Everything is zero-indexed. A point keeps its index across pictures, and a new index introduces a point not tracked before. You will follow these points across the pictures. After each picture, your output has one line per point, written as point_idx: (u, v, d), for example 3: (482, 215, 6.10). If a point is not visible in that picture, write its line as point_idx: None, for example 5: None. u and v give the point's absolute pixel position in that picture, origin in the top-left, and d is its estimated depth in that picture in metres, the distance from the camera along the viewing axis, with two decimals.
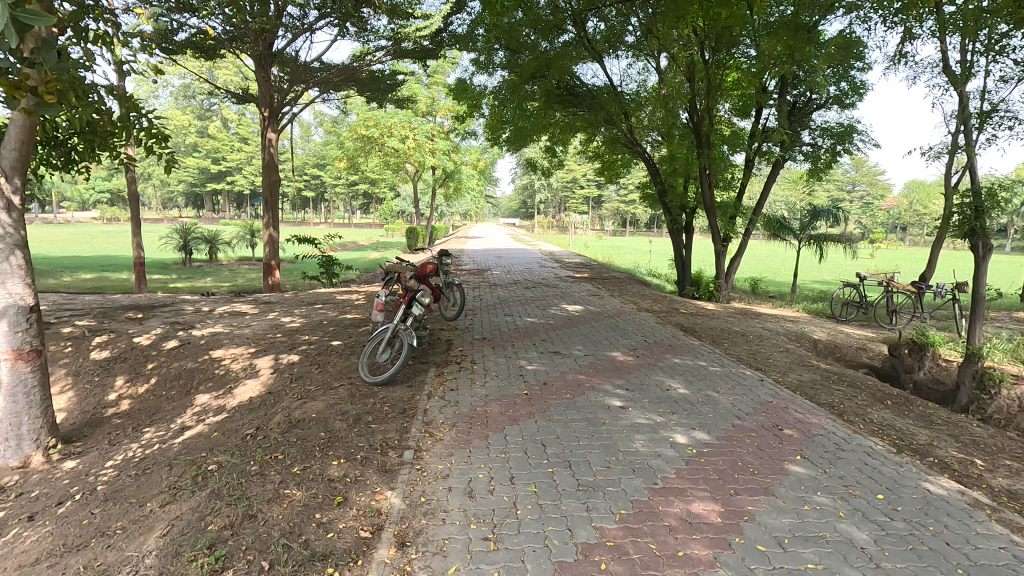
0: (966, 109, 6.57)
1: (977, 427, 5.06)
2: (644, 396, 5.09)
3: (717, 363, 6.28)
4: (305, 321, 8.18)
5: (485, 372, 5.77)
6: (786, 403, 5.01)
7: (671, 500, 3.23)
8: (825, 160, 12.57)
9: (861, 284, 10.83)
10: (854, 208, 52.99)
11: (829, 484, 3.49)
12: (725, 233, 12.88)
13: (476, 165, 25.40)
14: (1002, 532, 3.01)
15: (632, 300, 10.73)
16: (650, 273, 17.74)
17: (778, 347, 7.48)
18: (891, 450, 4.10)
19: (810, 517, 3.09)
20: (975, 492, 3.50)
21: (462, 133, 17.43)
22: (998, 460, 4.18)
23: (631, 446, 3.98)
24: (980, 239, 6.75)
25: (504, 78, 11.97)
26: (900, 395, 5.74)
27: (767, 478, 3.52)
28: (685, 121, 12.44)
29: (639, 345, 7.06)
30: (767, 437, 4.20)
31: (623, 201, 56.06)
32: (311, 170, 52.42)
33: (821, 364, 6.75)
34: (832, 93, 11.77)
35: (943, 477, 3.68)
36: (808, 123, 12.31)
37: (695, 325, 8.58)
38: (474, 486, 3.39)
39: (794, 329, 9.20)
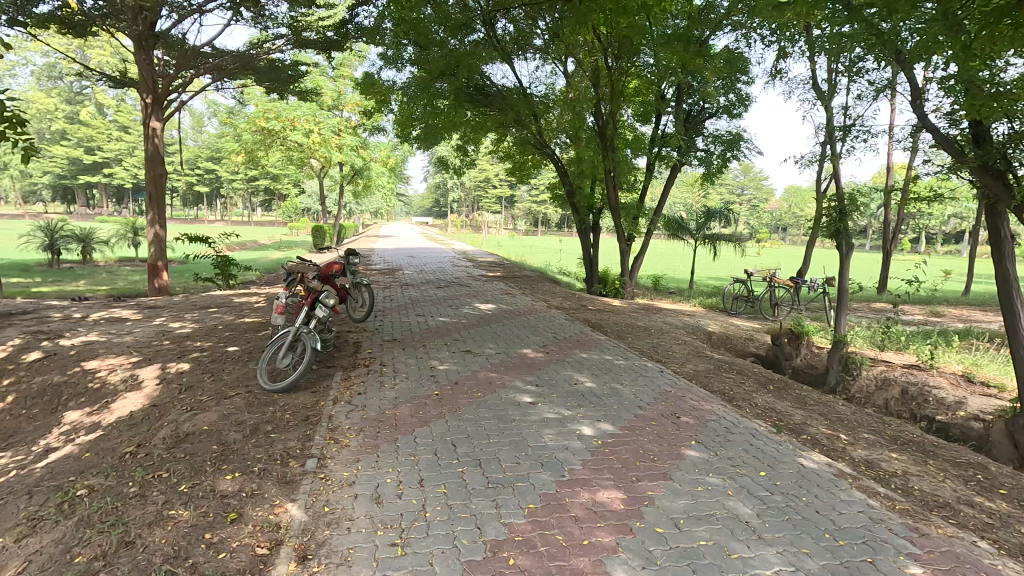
0: (831, 123, 7.35)
1: (842, 405, 5.70)
2: (553, 391, 5.22)
3: (622, 357, 6.57)
4: (198, 326, 7.56)
5: (394, 374, 5.65)
6: (682, 392, 5.35)
7: (577, 491, 3.34)
8: (716, 165, 13.55)
9: (748, 280, 11.78)
10: (743, 210, 57.67)
11: (720, 465, 3.77)
12: (629, 232, 13.54)
13: (386, 161, 24.81)
14: (861, 497, 3.42)
15: (543, 298, 10.99)
16: (561, 271, 18.24)
17: (676, 339, 7.97)
18: (772, 430, 4.52)
19: (703, 497, 3.32)
20: (840, 463, 3.94)
21: (372, 128, 16.95)
22: (859, 434, 4.74)
23: (540, 441, 4.07)
24: (844, 239, 7.55)
25: (413, 74, 11.81)
26: (780, 380, 6.34)
27: (665, 464, 3.74)
28: (591, 125, 12.86)
29: (549, 342, 7.23)
30: (665, 424, 4.46)
31: (535, 202, 57.25)
32: (204, 163, 48.58)
33: (713, 354, 7.29)
34: (721, 103, 12.70)
35: (814, 452, 4.11)
36: (701, 130, 13.21)
37: (602, 321, 8.93)
38: (381, 491, 3.30)
39: (691, 323, 9.86)
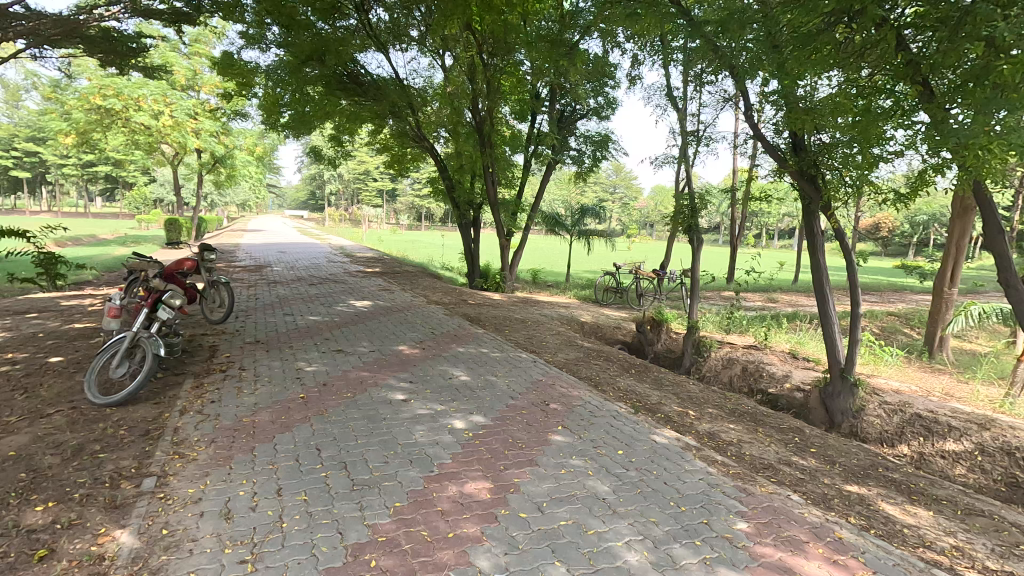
0: (682, 128, 8.05)
1: (693, 384, 6.31)
2: (427, 387, 5.18)
3: (498, 349, 6.69)
4: (10, 335, 6.43)
5: (255, 378, 5.25)
6: (553, 380, 5.58)
7: (445, 485, 3.34)
8: (588, 164, 14.27)
9: (617, 272, 12.59)
10: (616, 207, 61.53)
11: (582, 447, 3.98)
12: (508, 228, 13.83)
13: (252, 150, 22.95)
14: (702, 466, 3.81)
15: (422, 293, 10.86)
16: (444, 266, 18.17)
17: (551, 330, 8.30)
18: (631, 411, 4.87)
19: (565, 479, 3.49)
20: (686, 437, 4.35)
21: (233, 112, 15.54)
22: (704, 409, 5.28)
23: (411, 438, 4.01)
24: (694, 234, 8.34)
25: (278, 56, 11.01)
26: (642, 364, 6.86)
27: (532, 451, 3.87)
28: (469, 120, 12.90)
29: (426, 337, 7.16)
30: (535, 412, 4.62)
31: (418, 196, 56.38)
32: (24, 144, 41.42)
33: (584, 343, 7.69)
34: (591, 105, 13.38)
35: (666, 429, 4.50)
36: (574, 130, 13.83)
37: (480, 315, 9.03)
38: (232, 505, 3.05)
39: (566, 314, 10.32)
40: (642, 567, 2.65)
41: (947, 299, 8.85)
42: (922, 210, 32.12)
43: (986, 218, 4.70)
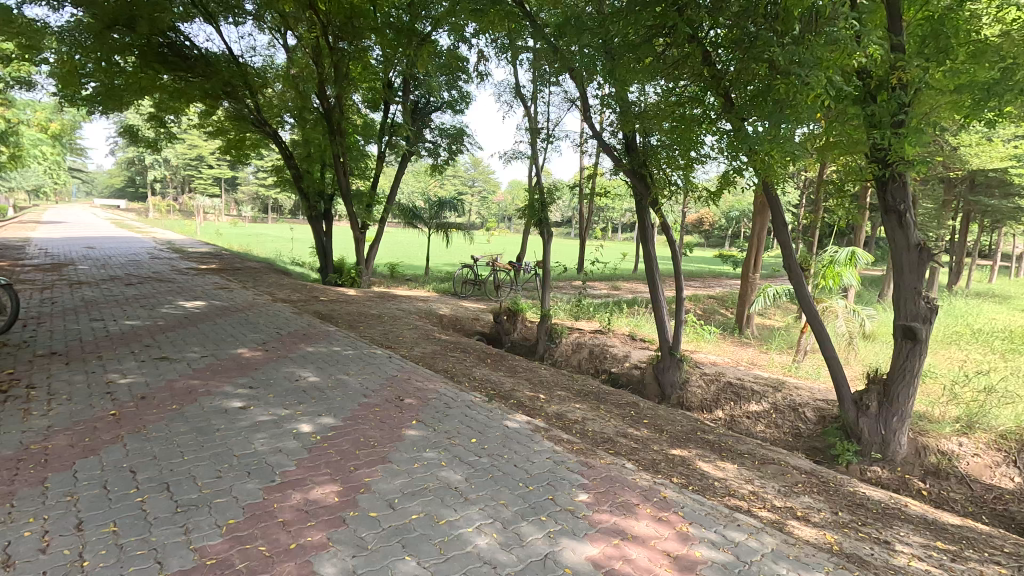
0: (532, 125, 8.34)
1: (544, 370, 6.66)
2: (271, 391, 4.80)
3: (350, 347, 6.42)
4: None
5: (50, 397, 4.43)
6: (408, 375, 5.50)
7: (289, 494, 3.13)
8: (444, 157, 14.23)
9: (475, 265, 12.79)
10: (474, 200, 62.36)
11: (436, 439, 3.99)
12: (363, 220, 13.31)
13: (43, 126, 19.23)
14: (549, 446, 4.04)
15: (267, 291, 10.02)
16: (294, 261, 16.96)
17: (408, 325, 8.18)
18: (485, 399, 5.00)
19: (418, 472, 3.47)
20: (536, 420, 4.59)
21: (13, 79, 12.84)
22: (554, 392, 5.60)
23: (250, 447, 3.69)
24: (545, 227, 8.74)
25: (75, 17, 9.31)
26: (498, 353, 7.07)
27: (385, 448, 3.78)
28: (317, 106, 12.12)
29: (270, 338, 6.64)
30: (389, 409, 4.52)
31: (263, 185, 51.85)
32: None
33: (441, 336, 7.71)
34: (445, 98, 13.34)
35: (518, 414, 4.69)
36: (428, 122, 13.70)
37: (333, 312, 8.59)
38: (13, 550, 2.54)
39: (424, 307, 10.24)
40: (491, 549, 2.73)
41: (751, 283, 10.38)
42: (733, 207, 37.24)
43: (774, 214, 5.57)
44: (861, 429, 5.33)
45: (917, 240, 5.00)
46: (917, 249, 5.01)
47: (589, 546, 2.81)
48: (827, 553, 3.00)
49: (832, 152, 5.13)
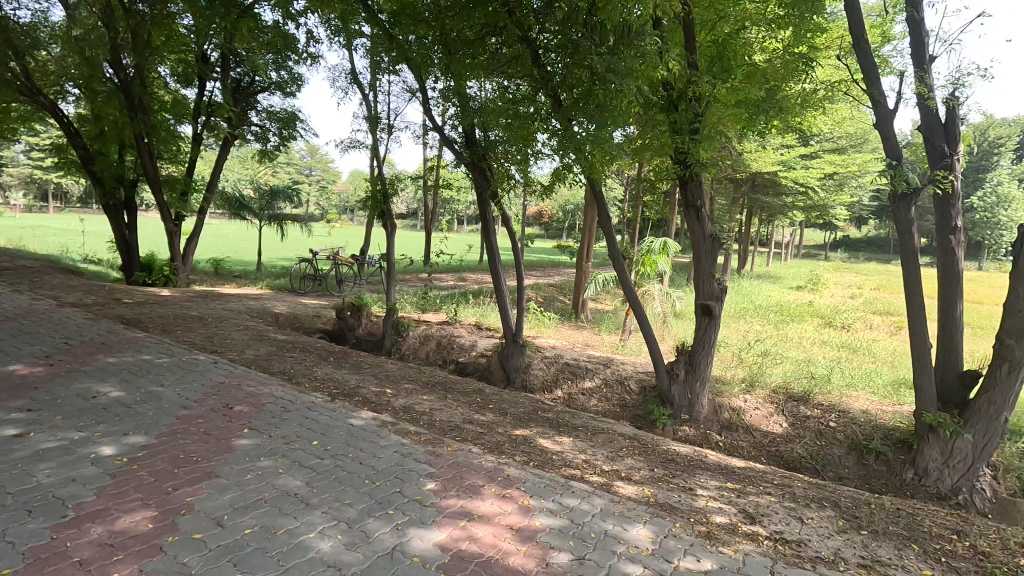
0: (370, 114, 8.08)
1: (391, 364, 6.58)
2: (59, 412, 4.05)
3: (165, 354, 5.67)
4: None
5: None
6: (238, 380, 5.05)
7: (86, 528, 2.68)
8: (273, 142, 13.13)
9: (314, 259, 12.06)
10: (312, 190, 58.48)
11: (272, 446, 3.73)
12: (177, 210, 11.75)
13: None
14: (396, 439, 4.02)
15: (50, 294, 8.37)
16: (86, 258, 14.36)
17: (237, 326, 7.46)
18: (327, 399, 4.79)
19: (251, 484, 3.21)
20: (382, 416, 4.53)
21: None
22: (401, 386, 5.58)
23: (31, 481, 3.09)
24: (388, 219, 8.54)
25: None
26: (341, 351, 6.80)
27: (211, 462, 3.43)
28: (111, 77, 10.37)
29: (56, 350, 5.58)
30: (215, 419, 4.10)
31: (39, 167, 42.86)
32: None
33: (277, 336, 7.17)
34: (273, 78, 12.29)
35: (363, 411, 4.58)
36: (253, 104, 12.53)
37: (141, 315, 7.49)
38: None
39: (256, 306, 9.41)
40: (335, 551, 2.65)
41: (584, 271, 11.30)
42: (569, 200, 39.99)
43: (600, 208, 6.10)
44: (674, 395, 6.15)
45: (710, 232, 5.87)
46: (711, 240, 5.88)
47: (437, 532, 2.86)
48: (645, 505, 3.44)
49: (645, 153, 5.81)
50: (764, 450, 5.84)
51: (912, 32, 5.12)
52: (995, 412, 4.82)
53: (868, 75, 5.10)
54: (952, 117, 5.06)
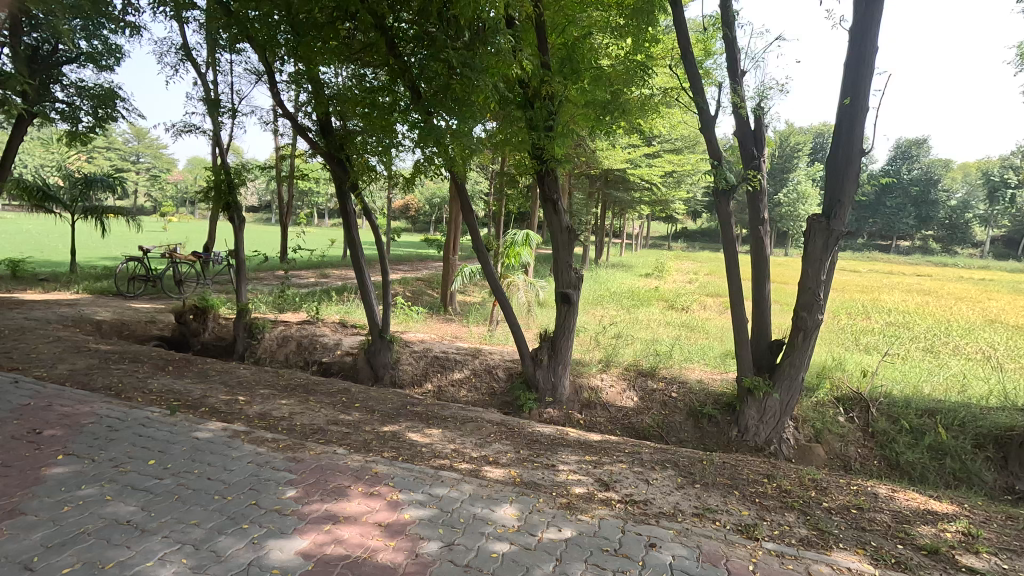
0: (207, 96, 7.29)
1: (243, 369, 6.07)
2: None
3: None
4: None
5: None
6: (49, 400, 4.32)
7: None
8: (86, 123, 11.29)
9: (145, 258, 10.64)
10: (140, 179, 51.29)
11: (97, 471, 3.26)
12: None
13: None
14: (251, 449, 3.75)
15: None
16: None
17: (46, 337, 6.35)
18: (166, 412, 4.30)
19: (69, 517, 2.78)
20: (234, 425, 4.18)
21: None
22: (255, 392, 5.18)
23: None
24: (235, 212, 7.80)
25: None
26: (183, 358, 6.12)
27: (13, 498, 2.90)
28: None
29: None
30: (18, 448, 3.47)
31: None
32: None
33: (100, 346, 6.24)
34: (82, 48, 10.53)
35: (211, 422, 4.19)
36: (56, 77, 10.65)
37: None
38: None
39: (71, 313, 8.07)
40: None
41: (451, 265, 11.35)
42: (436, 193, 39.76)
43: (462, 201, 6.14)
44: (539, 380, 6.47)
45: (566, 224, 6.22)
46: (568, 231, 6.25)
47: (298, 540, 2.72)
48: (511, 485, 3.60)
49: (504, 148, 5.97)
50: (618, 424, 6.40)
51: (728, 49, 5.86)
52: (795, 373, 5.76)
53: (694, 84, 5.74)
54: (759, 124, 5.90)
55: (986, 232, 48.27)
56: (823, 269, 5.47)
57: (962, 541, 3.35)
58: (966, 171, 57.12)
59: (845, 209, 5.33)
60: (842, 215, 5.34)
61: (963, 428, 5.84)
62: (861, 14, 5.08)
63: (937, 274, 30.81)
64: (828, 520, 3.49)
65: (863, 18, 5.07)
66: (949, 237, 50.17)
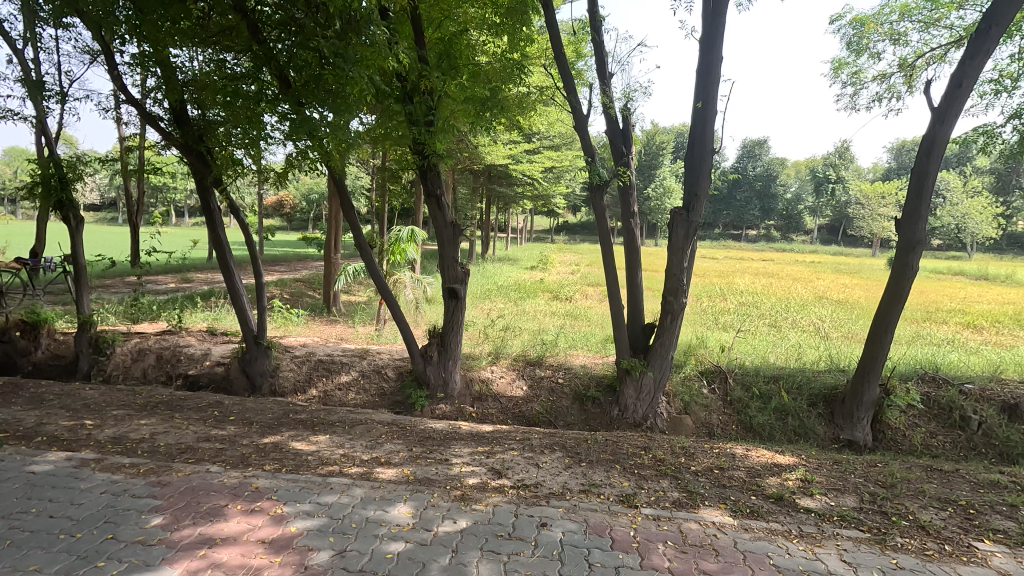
0: (28, 76, 6.27)
1: (91, 390, 5.36)
2: None
3: None
4: None
5: None
6: None
7: None
8: None
9: None
10: None
11: None
12: None
13: None
14: (104, 478, 3.34)
15: None
16: None
17: None
18: None
19: None
20: (81, 453, 3.69)
21: None
22: (106, 414, 4.60)
23: None
24: (70, 212, 6.75)
25: None
26: (9, 383, 5.26)
27: None
28: None
29: None
30: None
31: None
32: None
33: None
34: None
35: (51, 452, 3.66)
36: None
37: None
38: None
39: None
40: None
41: (333, 263, 10.84)
42: (313, 189, 37.69)
43: (341, 196, 5.87)
44: (429, 376, 6.44)
45: (451, 219, 6.23)
46: (452, 227, 6.26)
47: (168, 570, 2.48)
48: (404, 484, 3.56)
49: (385, 143, 5.82)
50: (510, 413, 6.58)
51: (597, 52, 6.22)
52: (665, 353, 6.29)
53: (567, 84, 6.01)
54: (627, 124, 6.34)
55: (814, 222, 56.13)
56: (685, 257, 6.02)
57: (800, 486, 3.90)
58: (797, 169, 65.90)
59: (701, 202, 5.91)
60: (699, 208, 5.93)
61: (800, 390, 6.78)
62: (707, 27, 5.65)
63: (777, 258, 35.31)
64: (695, 482, 3.89)
65: (709, 30, 5.64)
66: (786, 226, 57.56)
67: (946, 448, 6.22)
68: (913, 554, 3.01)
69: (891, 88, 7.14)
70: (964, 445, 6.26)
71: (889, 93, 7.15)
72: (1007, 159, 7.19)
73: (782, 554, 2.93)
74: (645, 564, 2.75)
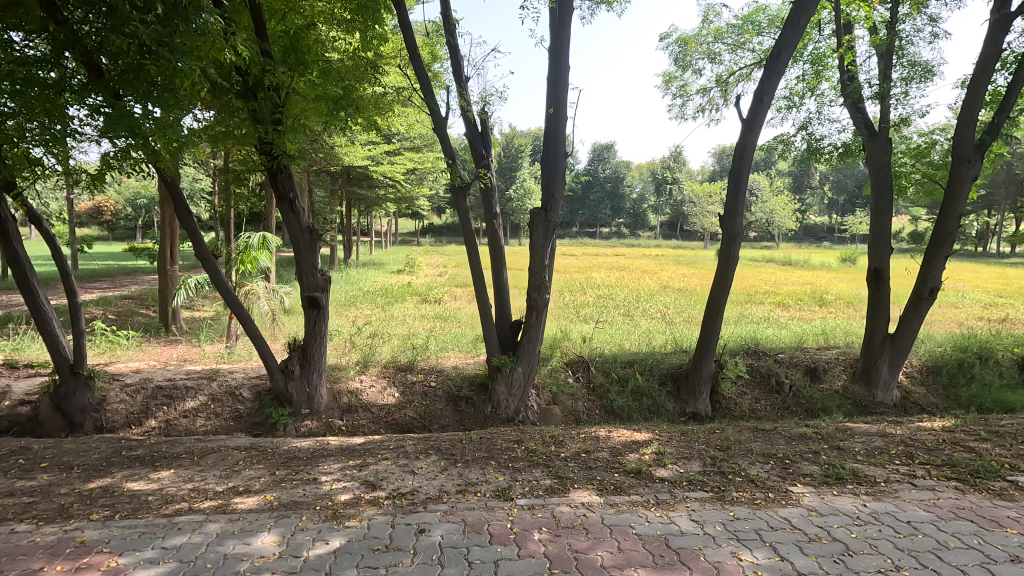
0: None
1: None
2: None
3: None
4: None
5: None
6: None
7: None
8: None
9: None
10: None
11: None
12: None
13: None
14: None
15: None
16: None
17: None
18: None
19: None
20: None
21: None
22: None
23: None
24: None
25: None
26: None
27: None
28: None
29: None
30: None
31: None
32: None
33: None
34: None
35: None
36: None
37: None
38: None
39: None
40: None
41: (170, 275, 9.61)
42: (139, 192, 33.06)
43: (174, 201, 5.23)
44: (292, 393, 6.02)
45: (307, 224, 5.86)
46: (309, 232, 5.89)
47: None
48: (268, 511, 3.30)
49: (226, 142, 5.34)
50: (382, 422, 6.39)
51: (452, 55, 6.26)
52: (533, 348, 6.55)
53: (425, 84, 5.97)
54: (485, 127, 6.46)
55: (656, 219, 62.18)
56: (546, 255, 6.32)
57: (655, 459, 4.32)
58: (639, 170, 72.50)
59: (557, 202, 6.23)
60: (555, 208, 6.25)
61: (652, 371, 7.49)
62: (555, 38, 5.98)
63: (629, 253, 38.44)
64: (565, 467, 4.11)
65: (556, 41, 5.97)
66: (634, 224, 63.01)
67: (767, 410, 7.28)
68: (746, 505, 3.49)
69: (711, 100, 8.17)
70: (780, 405, 7.38)
71: (710, 105, 8.19)
72: (800, 163, 8.61)
73: (642, 523, 3.21)
74: (522, 553, 2.84)
